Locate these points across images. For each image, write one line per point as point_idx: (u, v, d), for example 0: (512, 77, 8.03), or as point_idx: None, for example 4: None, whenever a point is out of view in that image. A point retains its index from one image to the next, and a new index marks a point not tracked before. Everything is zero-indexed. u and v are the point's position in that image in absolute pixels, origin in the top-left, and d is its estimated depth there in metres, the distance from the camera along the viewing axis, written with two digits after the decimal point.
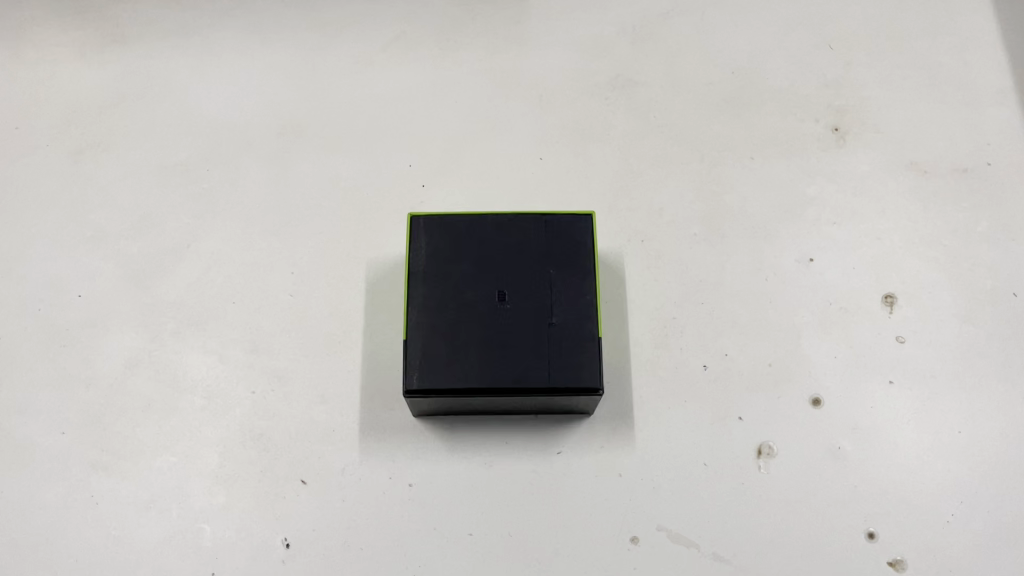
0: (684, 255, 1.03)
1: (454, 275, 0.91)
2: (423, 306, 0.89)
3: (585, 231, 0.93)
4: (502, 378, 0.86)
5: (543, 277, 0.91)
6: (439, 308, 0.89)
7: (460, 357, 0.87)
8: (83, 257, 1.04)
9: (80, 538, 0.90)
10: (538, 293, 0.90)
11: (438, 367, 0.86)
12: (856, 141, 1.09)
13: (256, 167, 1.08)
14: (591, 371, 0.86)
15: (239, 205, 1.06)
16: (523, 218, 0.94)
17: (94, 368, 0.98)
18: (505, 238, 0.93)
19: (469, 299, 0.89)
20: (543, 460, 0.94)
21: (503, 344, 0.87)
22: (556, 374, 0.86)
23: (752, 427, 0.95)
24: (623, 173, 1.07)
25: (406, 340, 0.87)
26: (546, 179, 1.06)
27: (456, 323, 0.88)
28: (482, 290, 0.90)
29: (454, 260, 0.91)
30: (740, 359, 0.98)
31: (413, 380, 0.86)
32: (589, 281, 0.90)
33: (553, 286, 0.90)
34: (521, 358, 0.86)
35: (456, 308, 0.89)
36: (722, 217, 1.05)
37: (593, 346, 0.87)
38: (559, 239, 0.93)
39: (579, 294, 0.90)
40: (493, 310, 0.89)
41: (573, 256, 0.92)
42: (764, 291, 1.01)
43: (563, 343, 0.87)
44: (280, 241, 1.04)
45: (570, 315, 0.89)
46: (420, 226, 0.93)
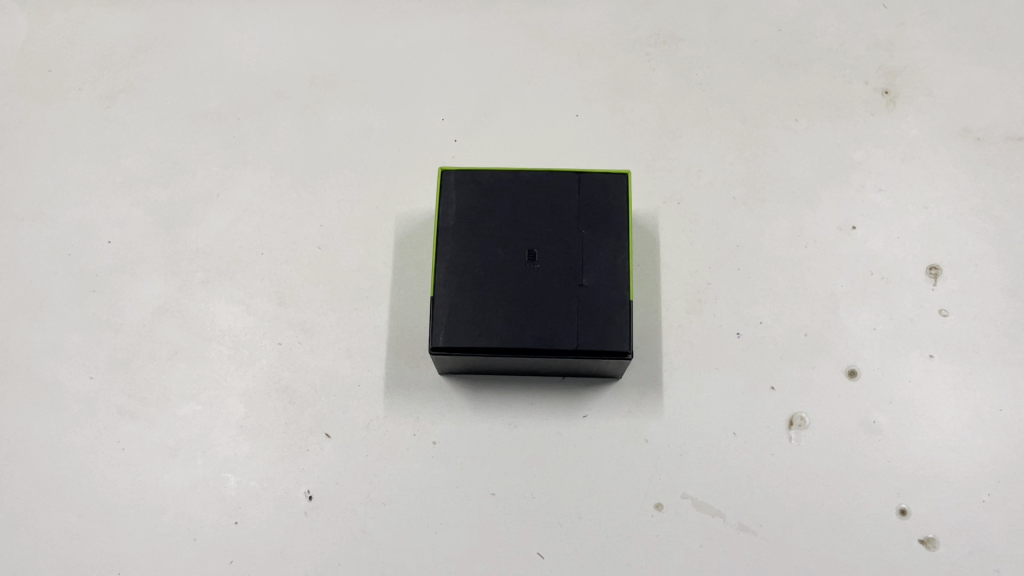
0: (722, 218, 0.99)
1: (482, 233, 0.89)
2: (451, 263, 0.87)
3: (619, 189, 0.90)
4: (531, 340, 0.84)
5: (576, 237, 0.88)
6: (468, 265, 0.87)
7: (488, 315, 0.85)
8: (112, 202, 1.03)
9: (106, 482, 0.91)
10: (569, 254, 0.88)
11: (465, 325, 0.85)
12: (907, 105, 1.04)
13: (287, 117, 1.06)
14: (623, 334, 0.84)
15: (269, 154, 1.04)
16: (556, 174, 0.91)
17: (123, 314, 0.98)
18: (536, 195, 0.91)
19: (498, 257, 0.88)
20: (570, 423, 0.93)
21: (532, 303, 0.86)
22: (586, 336, 0.84)
23: (784, 398, 0.93)
24: (661, 131, 1.03)
25: (433, 297, 0.86)
26: (582, 136, 1.03)
27: (485, 282, 0.87)
28: (511, 248, 0.88)
29: (484, 217, 0.89)
30: (774, 328, 0.95)
31: (439, 337, 0.85)
32: (621, 243, 0.88)
33: (586, 246, 0.88)
34: (550, 320, 0.85)
35: (485, 266, 0.87)
36: (764, 179, 1.01)
37: (624, 309, 0.85)
38: (592, 197, 0.90)
39: (612, 254, 0.88)
40: (523, 270, 0.87)
41: (607, 216, 0.89)
42: (804, 258, 0.98)
43: (594, 305, 0.85)
44: (310, 192, 1.02)
45: (601, 277, 0.87)
46: (450, 180, 0.91)
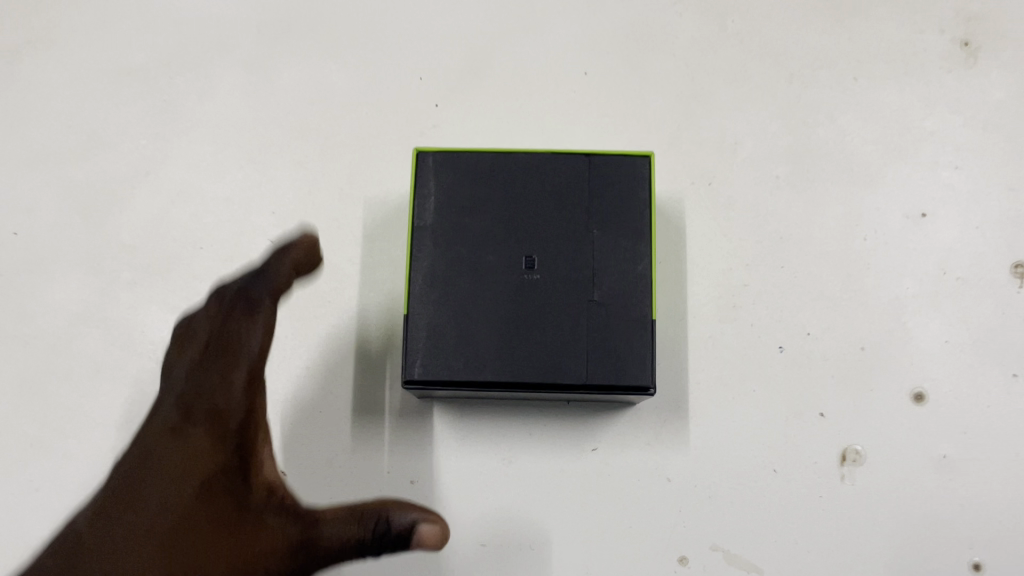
0: (763, 203, 0.81)
1: (468, 233, 0.71)
2: (429, 273, 0.70)
3: (641, 175, 0.72)
4: (529, 373, 0.68)
5: (586, 239, 0.71)
6: (450, 276, 0.70)
7: (476, 341, 0.69)
8: (19, 183, 0.85)
9: (16, 531, 0.75)
10: (577, 262, 0.71)
11: (447, 354, 0.68)
12: (992, 59, 0.83)
13: (229, 76, 0.86)
14: (644, 367, 0.68)
15: (208, 123, 0.85)
16: (560, 154, 0.73)
17: (34, 324, 0.80)
18: (535, 182, 0.72)
19: (489, 266, 0.70)
20: (577, 458, 0.77)
21: (531, 326, 0.69)
22: (598, 370, 0.68)
23: (835, 427, 0.77)
24: (689, 94, 0.84)
25: (408, 318, 0.69)
26: (591, 100, 0.84)
27: (471, 297, 0.70)
28: (504, 253, 0.71)
29: (470, 212, 0.72)
30: (825, 341, 0.79)
31: (414, 369, 0.68)
32: (643, 247, 0.71)
33: (598, 250, 0.71)
34: (553, 348, 0.69)
35: (472, 277, 0.70)
36: (814, 154, 0.82)
37: (645, 335, 0.69)
38: (606, 186, 0.72)
39: (631, 261, 0.71)
40: (518, 281, 0.70)
41: (625, 211, 0.72)
42: (861, 253, 0.80)
43: (608, 328, 0.69)
44: (259, 170, 0.83)
45: (616, 292, 0.70)
46: (428, 165, 0.73)
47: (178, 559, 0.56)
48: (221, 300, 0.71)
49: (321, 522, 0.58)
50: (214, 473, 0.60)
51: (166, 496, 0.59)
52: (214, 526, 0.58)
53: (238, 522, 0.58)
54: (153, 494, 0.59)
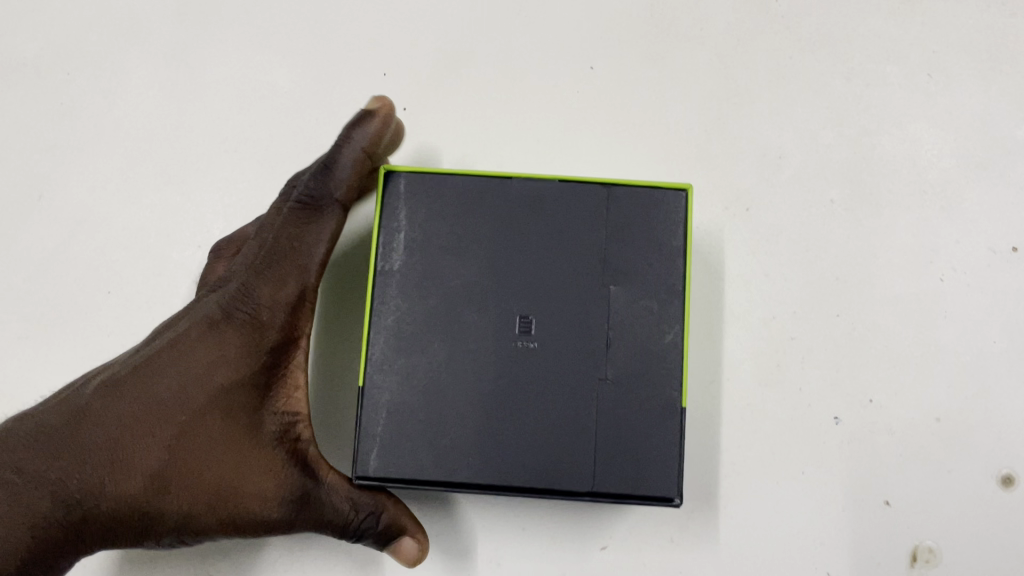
0: (815, 235, 0.65)
1: (450, 283, 0.58)
2: (397, 337, 0.57)
3: (673, 218, 0.58)
4: (515, 473, 0.55)
5: (599, 295, 0.57)
6: (423, 341, 0.57)
7: (451, 429, 0.55)
8: None
9: None
10: (586, 326, 0.57)
11: (414, 445, 0.55)
12: None
13: (142, 71, 0.69)
14: (664, 469, 0.55)
15: (116, 130, 0.68)
16: (572, 183, 0.59)
17: None
18: (539, 220, 0.58)
19: (473, 330, 0.57)
20: (580, 561, 0.61)
21: (521, 412, 0.56)
22: (604, 468, 0.55)
23: (903, 519, 0.61)
24: (722, 94, 0.67)
25: (368, 395, 0.56)
26: (599, 101, 0.67)
27: (449, 371, 0.56)
28: (492, 313, 0.57)
29: (453, 258, 0.58)
30: (890, 410, 0.63)
31: (371, 464, 0.55)
32: (672, 311, 0.57)
33: (611, 315, 0.57)
34: (549, 437, 0.55)
35: (450, 337, 0.57)
36: (878, 171, 0.66)
37: (664, 433, 0.55)
38: (629, 228, 0.58)
39: (652, 330, 0.57)
40: (510, 348, 0.57)
41: (647, 265, 0.57)
42: (936, 298, 0.64)
43: (618, 420, 0.56)
44: (181, 192, 0.67)
45: (631, 372, 0.56)
46: (401, 195, 0.59)
47: (166, 494, 0.53)
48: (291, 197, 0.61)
49: (319, 493, 0.56)
50: (209, 422, 0.54)
51: (155, 422, 0.53)
52: (202, 478, 0.54)
53: (237, 475, 0.54)
54: (137, 421, 0.53)
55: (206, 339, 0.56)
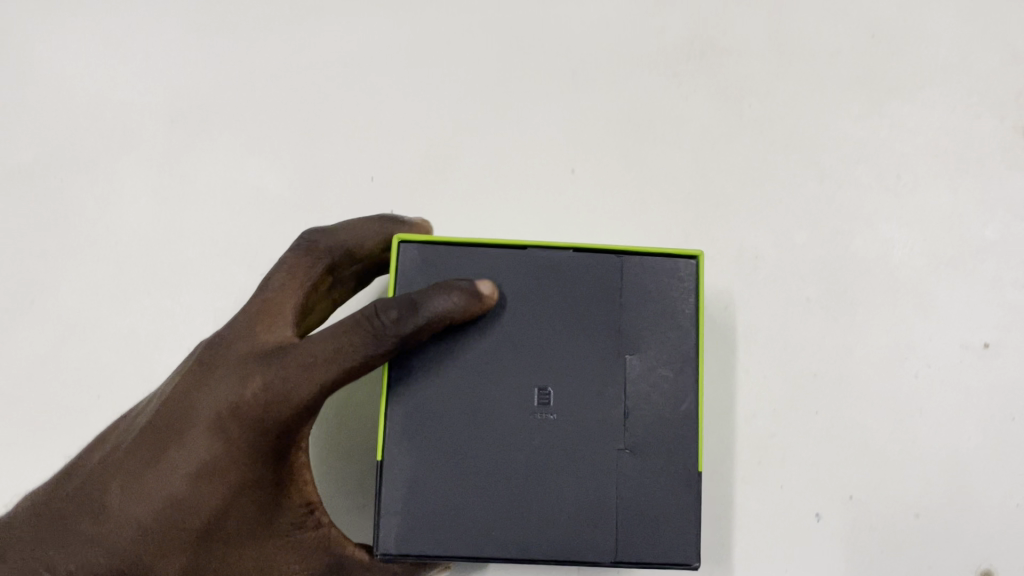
0: (791, 333, 0.67)
1: (457, 356, 0.54)
2: (407, 411, 0.53)
3: (687, 285, 0.55)
4: (537, 553, 0.52)
5: (615, 362, 0.54)
6: (435, 414, 0.54)
7: (469, 508, 0.53)
8: None
9: None
10: (602, 399, 0.54)
11: (431, 525, 0.52)
12: None
13: (134, 179, 0.72)
14: (688, 545, 0.53)
15: (109, 237, 0.72)
16: (588, 250, 0.56)
17: None
18: (551, 289, 0.55)
19: (487, 401, 0.54)
20: None
21: (540, 487, 0.53)
22: (625, 543, 0.52)
23: None
24: (698, 194, 0.69)
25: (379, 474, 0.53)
26: (579, 203, 0.69)
27: (465, 445, 0.53)
28: (507, 383, 0.54)
29: (460, 328, 0.55)
30: (869, 508, 0.64)
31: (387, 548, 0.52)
32: (688, 380, 0.54)
33: (631, 384, 0.54)
34: (568, 513, 0.53)
35: (468, 414, 0.53)
36: (850, 271, 0.68)
37: (688, 502, 0.53)
38: (645, 294, 0.55)
39: (672, 401, 0.54)
40: (525, 419, 0.54)
41: (665, 331, 0.55)
42: (911, 394, 0.66)
43: (642, 491, 0.53)
44: (172, 297, 0.70)
45: (652, 444, 0.54)
46: (404, 260, 0.56)
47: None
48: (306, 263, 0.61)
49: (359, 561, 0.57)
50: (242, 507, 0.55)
51: (176, 523, 0.55)
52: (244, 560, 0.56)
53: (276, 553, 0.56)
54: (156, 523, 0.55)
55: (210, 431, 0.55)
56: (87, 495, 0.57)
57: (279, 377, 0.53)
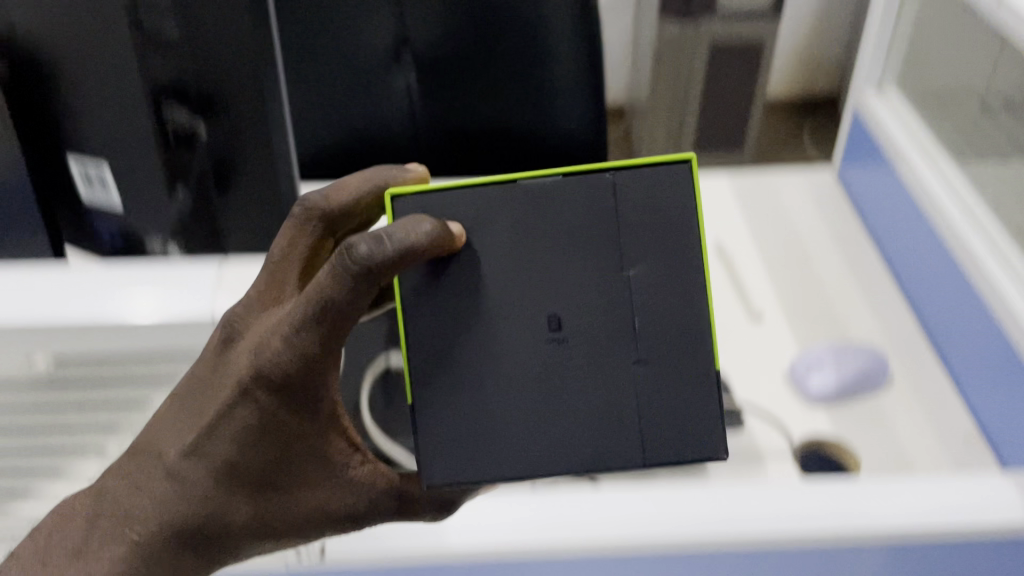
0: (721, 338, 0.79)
1: (482, 297, 0.61)
2: (432, 351, 0.61)
3: (680, 192, 0.60)
4: (573, 460, 0.61)
5: (619, 278, 0.60)
6: (458, 350, 0.61)
7: (506, 431, 0.61)
8: None
9: None
10: (613, 312, 0.61)
11: (476, 449, 0.61)
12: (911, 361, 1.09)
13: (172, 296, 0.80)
14: (709, 433, 0.61)
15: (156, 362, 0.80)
16: (577, 173, 0.60)
17: None
18: (549, 222, 0.60)
19: (506, 334, 0.61)
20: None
21: (569, 401, 0.61)
22: (653, 442, 0.61)
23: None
24: None
25: (418, 412, 0.61)
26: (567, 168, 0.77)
27: (492, 374, 0.61)
28: (523, 316, 0.61)
29: (476, 269, 0.61)
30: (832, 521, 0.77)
31: (436, 474, 0.61)
32: (695, 286, 0.60)
33: (637, 296, 0.61)
34: (596, 423, 0.61)
35: (488, 351, 0.61)
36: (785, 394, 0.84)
37: (705, 393, 0.61)
38: (642, 211, 0.60)
39: (681, 307, 0.61)
40: (545, 346, 0.61)
41: (662, 239, 0.60)
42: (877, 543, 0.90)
43: (663, 391, 0.61)
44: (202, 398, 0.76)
45: (664, 350, 0.61)
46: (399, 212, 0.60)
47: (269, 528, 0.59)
48: (303, 229, 0.65)
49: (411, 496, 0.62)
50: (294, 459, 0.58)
51: (234, 475, 0.57)
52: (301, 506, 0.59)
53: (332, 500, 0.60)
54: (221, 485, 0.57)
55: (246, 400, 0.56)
56: (137, 459, 0.59)
57: (292, 345, 0.54)
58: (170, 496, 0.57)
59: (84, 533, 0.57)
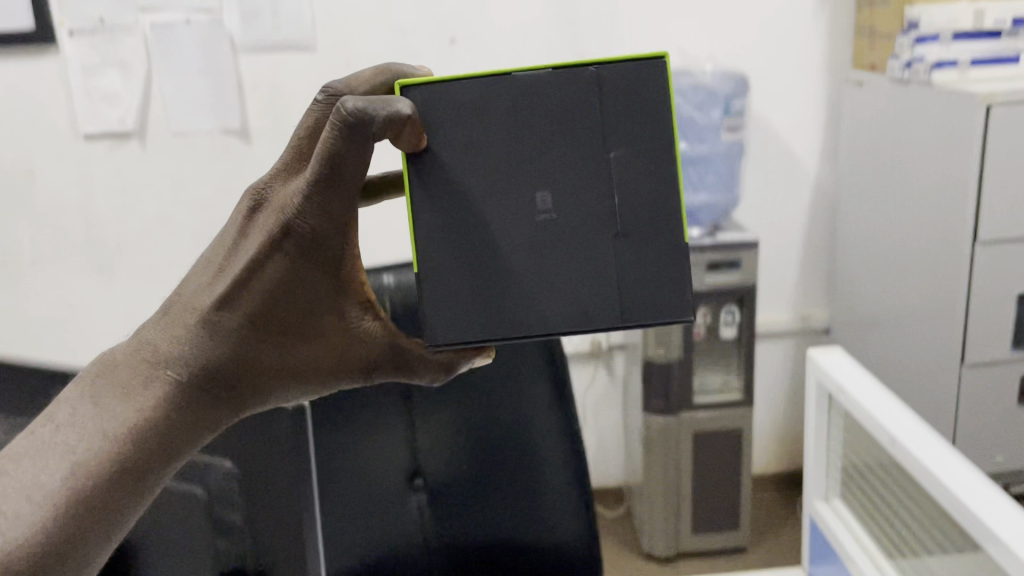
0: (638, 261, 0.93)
1: (477, 174, 0.78)
2: (441, 224, 0.78)
3: (659, 87, 0.76)
4: (560, 325, 0.78)
5: (603, 160, 0.78)
6: (460, 224, 0.79)
7: (499, 300, 0.79)
8: None
9: None
10: (595, 189, 0.78)
11: (472, 313, 0.79)
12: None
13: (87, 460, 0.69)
14: (679, 299, 0.78)
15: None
16: (563, 68, 0.77)
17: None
18: (540, 111, 0.77)
19: (504, 213, 0.78)
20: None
21: (555, 264, 0.79)
22: (629, 307, 0.79)
23: None
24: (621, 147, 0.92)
25: (426, 275, 0.80)
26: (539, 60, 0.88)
27: (493, 250, 0.78)
28: (518, 196, 0.78)
29: (470, 150, 0.78)
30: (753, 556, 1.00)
31: (438, 334, 0.79)
32: (663, 163, 0.77)
33: (614, 178, 0.78)
34: (583, 290, 0.78)
35: (488, 230, 0.78)
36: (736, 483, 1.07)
37: (678, 263, 0.78)
38: (625, 100, 0.77)
39: (655, 182, 0.78)
40: (535, 221, 0.78)
41: (637, 126, 0.77)
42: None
43: (634, 259, 0.79)
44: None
45: (636, 224, 0.79)
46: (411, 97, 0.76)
47: (286, 377, 0.69)
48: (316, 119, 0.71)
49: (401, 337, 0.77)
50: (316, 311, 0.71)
51: (260, 324, 0.67)
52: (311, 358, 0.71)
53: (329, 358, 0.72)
54: (250, 327, 0.66)
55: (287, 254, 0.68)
56: (164, 319, 0.65)
57: (319, 200, 0.68)
58: (203, 339, 0.64)
59: (127, 374, 0.61)
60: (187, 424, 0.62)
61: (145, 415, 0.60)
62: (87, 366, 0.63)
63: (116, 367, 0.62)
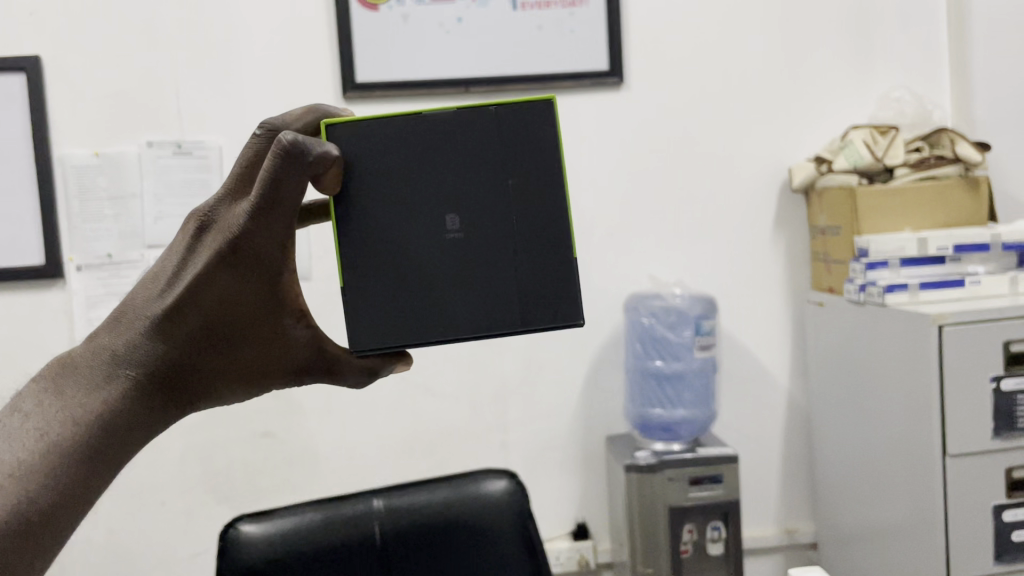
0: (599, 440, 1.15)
1: (395, 195, 1.28)
2: (366, 246, 1.28)
3: (543, 122, 1.31)
4: (476, 323, 1.29)
5: (500, 186, 1.30)
6: (383, 248, 1.28)
7: (412, 307, 1.28)
8: None
9: None
10: (490, 216, 1.30)
11: (389, 320, 1.28)
12: None
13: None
14: (567, 306, 1.31)
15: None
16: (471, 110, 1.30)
17: None
18: (449, 148, 1.30)
19: (420, 243, 1.28)
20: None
21: (467, 273, 1.29)
22: (525, 314, 1.30)
23: None
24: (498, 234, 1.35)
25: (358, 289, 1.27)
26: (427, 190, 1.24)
27: (411, 271, 1.28)
28: (432, 223, 1.29)
29: (394, 176, 1.28)
30: None
31: (362, 341, 1.27)
32: (541, 182, 1.31)
33: (505, 211, 1.30)
34: (484, 293, 1.29)
35: (406, 254, 1.28)
36: None
37: (560, 266, 1.31)
38: (517, 134, 1.31)
39: (538, 202, 1.30)
40: (441, 245, 1.29)
41: (519, 155, 1.30)
42: None
43: (530, 259, 1.30)
44: None
45: (521, 236, 1.30)
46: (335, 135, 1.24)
47: (224, 358, 0.99)
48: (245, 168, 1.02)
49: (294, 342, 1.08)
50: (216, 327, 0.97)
51: (188, 334, 0.95)
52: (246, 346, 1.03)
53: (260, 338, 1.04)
54: (193, 331, 0.95)
55: (232, 268, 0.99)
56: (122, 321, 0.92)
57: (258, 222, 0.98)
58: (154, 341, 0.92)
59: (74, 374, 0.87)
60: (144, 404, 0.90)
61: (105, 399, 0.87)
62: (48, 363, 0.89)
63: (77, 363, 0.89)
